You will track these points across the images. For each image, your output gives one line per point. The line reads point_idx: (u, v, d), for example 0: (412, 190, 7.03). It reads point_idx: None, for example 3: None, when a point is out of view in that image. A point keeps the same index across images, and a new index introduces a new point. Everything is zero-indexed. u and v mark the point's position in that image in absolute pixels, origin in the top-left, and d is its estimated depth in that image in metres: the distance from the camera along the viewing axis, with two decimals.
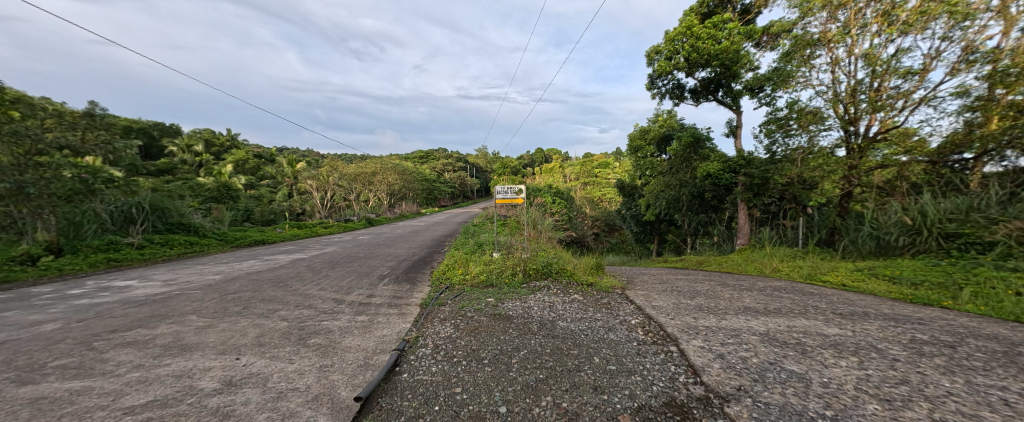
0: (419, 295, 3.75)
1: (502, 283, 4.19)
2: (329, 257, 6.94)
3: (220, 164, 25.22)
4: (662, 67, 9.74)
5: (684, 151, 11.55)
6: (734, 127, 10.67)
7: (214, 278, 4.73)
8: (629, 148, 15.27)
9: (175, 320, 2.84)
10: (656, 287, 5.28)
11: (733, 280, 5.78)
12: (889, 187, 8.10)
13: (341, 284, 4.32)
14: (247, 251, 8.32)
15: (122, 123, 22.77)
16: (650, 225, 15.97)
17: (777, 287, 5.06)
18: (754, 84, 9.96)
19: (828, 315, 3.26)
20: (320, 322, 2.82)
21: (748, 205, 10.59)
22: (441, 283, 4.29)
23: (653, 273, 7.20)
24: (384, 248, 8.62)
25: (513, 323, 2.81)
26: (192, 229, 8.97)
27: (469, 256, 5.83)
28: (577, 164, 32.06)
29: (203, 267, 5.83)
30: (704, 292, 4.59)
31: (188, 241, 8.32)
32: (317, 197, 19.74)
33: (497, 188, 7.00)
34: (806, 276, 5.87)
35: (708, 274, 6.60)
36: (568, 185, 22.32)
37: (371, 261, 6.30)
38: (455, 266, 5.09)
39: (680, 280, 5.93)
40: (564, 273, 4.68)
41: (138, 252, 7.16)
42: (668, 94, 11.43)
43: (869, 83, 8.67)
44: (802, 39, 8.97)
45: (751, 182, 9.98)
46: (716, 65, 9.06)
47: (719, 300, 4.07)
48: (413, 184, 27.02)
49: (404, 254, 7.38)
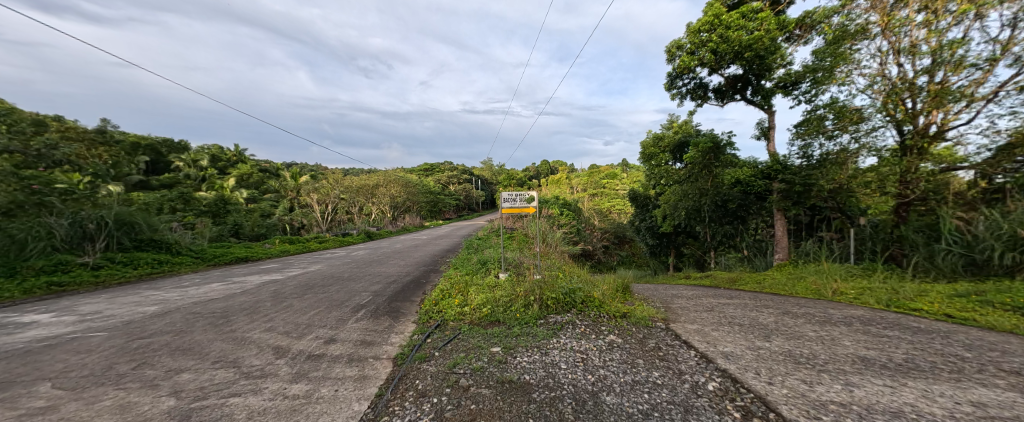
0: (398, 339, 2.72)
1: (512, 320, 3.16)
2: (308, 278, 5.96)
3: (224, 178, 24.71)
4: (685, 62, 8.74)
5: (704, 157, 10.63)
6: (766, 129, 9.67)
7: (145, 312, 3.74)
8: (641, 156, 14.39)
9: (5, 397, 1.86)
10: (707, 319, 4.19)
11: (796, 308, 4.74)
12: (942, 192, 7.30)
13: (300, 319, 3.29)
14: (223, 271, 7.40)
15: (129, 138, 22.62)
16: (666, 238, 14.80)
17: (866, 321, 3.95)
18: (788, 80, 8.97)
19: (1008, 378, 2.17)
20: (228, 399, 1.80)
21: (785, 215, 9.52)
22: (431, 317, 3.28)
23: (689, 296, 6.14)
24: (377, 266, 7.59)
25: (533, 403, 1.77)
26: (164, 246, 8.04)
27: (470, 278, 4.80)
28: (585, 174, 31.09)
29: (151, 294, 4.85)
30: (776, 329, 3.52)
31: (156, 261, 7.41)
32: (317, 210, 18.98)
33: (504, 195, 5.97)
34: (886, 304, 4.82)
35: (758, 300, 5.55)
36: (576, 197, 21.27)
37: (354, 284, 5.29)
38: (452, 293, 4.06)
39: (731, 309, 4.84)
40: (591, 303, 3.67)
41: (92, 274, 6.21)
42: (689, 95, 10.47)
43: (926, 76, 7.61)
44: (845, 28, 7.98)
45: (789, 189, 9.00)
46: (747, 58, 8.11)
47: (811, 345, 2.98)
48: (416, 196, 26.29)
49: (397, 274, 6.37)
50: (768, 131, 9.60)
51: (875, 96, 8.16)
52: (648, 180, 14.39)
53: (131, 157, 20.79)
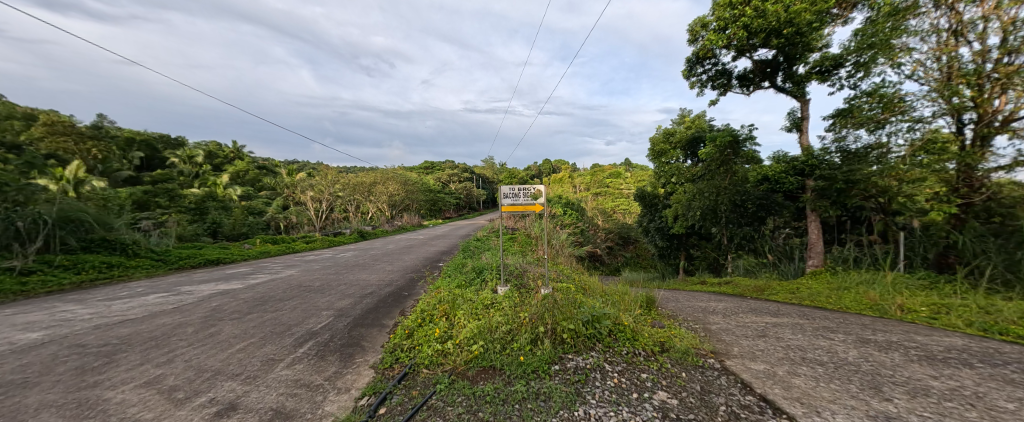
0: (335, 407, 1.79)
1: (516, 367, 2.20)
2: (271, 288, 4.99)
3: (217, 174, 23.78)
4: (712, 41, 7.72)
5: (722, 153, 9.81)
6: (797, 120, 8.69)
7: (14, 342, 2.74)
8: (650, 152, 13.42)
9: None
10: (767, 352, 3.19)
11: (871, 335, 3.87)
12: (1005, 192, 6.48)
13: (216, 359, 2.33)
14: (182, 276, 6.43)
15: (122, 133, 21.77)
16: (677, 239, 13.68)
17: (985, 361, 2.99)
18: (825, 65, 7.97)
19: None
20: None
21: (819, 217, 8.62)
22: (401, 358, 2.33)
23: (724, 313, 5.20)
24: (359, 272, 6.62)
25: None
26: (119, 247, 7.07)
27: (461, 293, 3.84)
28: (589, 173, 30.21)
29: (63, 309, 3.87)
30: (883, 378, 2.59)
31: (106, 265, 6.42)
32: (311, 208, 18.06)
33: (504, 190, 4.97)
34: (981, 328, 4.06)
35: (810, 321, 4.61)
36: (578, 196, 20.20)
37: (320, 297, 4.31)
38: (436, 315, 3.10)
39: (788, 335, 3.85)
40: (622, 335, 2.71)
41: (18, 280, 5.20)
42: (710, 83, 9.47)
43: (994, 58, 6.55)
44: (896, 4, 6.94)
45: (828, 186, 8.11)
46: (786, 36, 7.10)
47: (960, 413, 2.05)
48: (415, 194, 25.38)
49: (378, 283, 5.43)
50: (801, 122, 8.61)
51: (929, 82, 7.15)
52: (657, 178, 13.38)
53: (122, 154, 19.94)
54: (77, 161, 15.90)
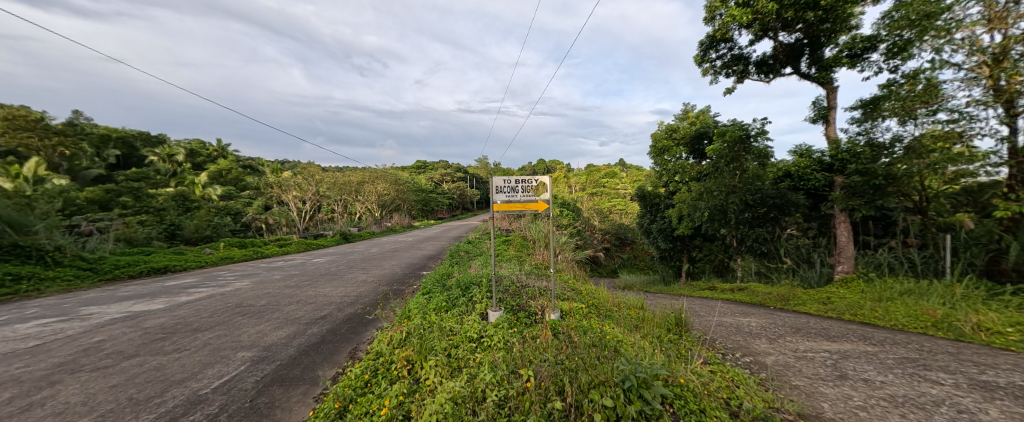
0: None
1: None
2: (197, 309, 3.89)
3: (196, 173, 22.49)
4: (735, 17, 6.77)
5: (732, 149, 8.89)
6: (823, 109, 7.83)
7: None
8: (651, 150, 12.54)
9: None
10: (875, 414, 2.21)
11: (982, 374, 2.91)
12: None
13: None
14: (108, 290, 5.31)
15: (97, 130, 20.29)
16: (681, 241, 12.64)
17: None
18: (854, 47, 7.05)
19: None
20: None
21: (849, 217, 7.76)
22: None
23: (763, 334, 4.24)
24: (321, 284, 5.53)
25: None
26: (35, 255, 5.91)
27: (438, 322, 2.83)
28: (585, 173, 29.29)
29: None
30: None
31: (11, 277, 5.24)
32: (295, 209, 16.97)
33: (499, 183, 3.96)
34: None
35: (880, 348, 3.65)
36: (575, 196, 19.25)
37: (252, 325, 3.23)
38: (393, 370, 2.08)
39: (878, 376, 2.84)
40: (682, 405, 1.73)
41: None
42: (725, 70, 8.57)
43: None
44: None
45: (861, 182, 7.15)
46: (823, 8, 6.35)
47: None
48: (406, 194, 24.28)
49: (338, 299, 4.34)
50: (827, 112, 7.73)
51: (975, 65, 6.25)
52: (660, 177, 12.47)
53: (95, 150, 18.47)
54: (38, 158, 14.53)
